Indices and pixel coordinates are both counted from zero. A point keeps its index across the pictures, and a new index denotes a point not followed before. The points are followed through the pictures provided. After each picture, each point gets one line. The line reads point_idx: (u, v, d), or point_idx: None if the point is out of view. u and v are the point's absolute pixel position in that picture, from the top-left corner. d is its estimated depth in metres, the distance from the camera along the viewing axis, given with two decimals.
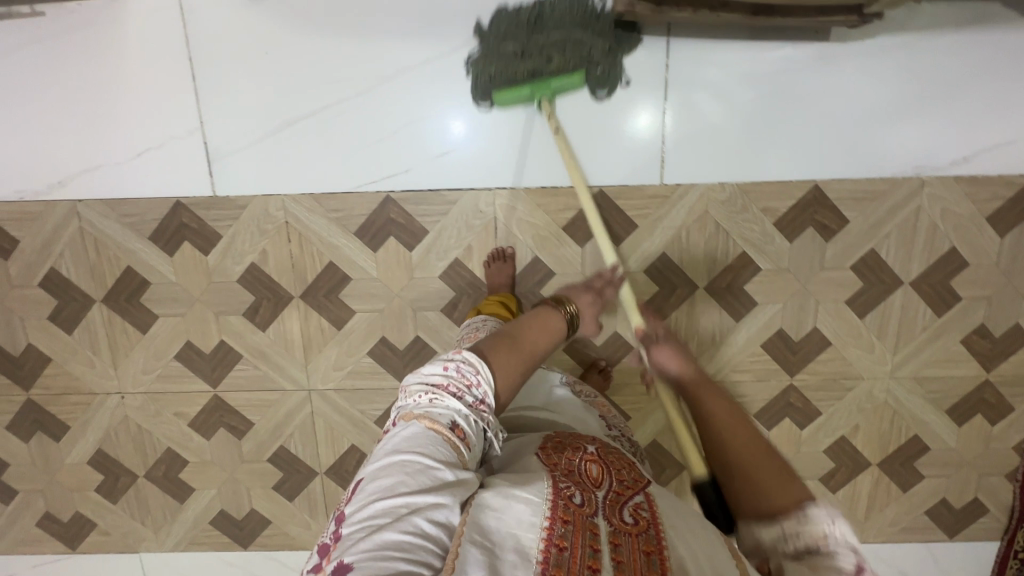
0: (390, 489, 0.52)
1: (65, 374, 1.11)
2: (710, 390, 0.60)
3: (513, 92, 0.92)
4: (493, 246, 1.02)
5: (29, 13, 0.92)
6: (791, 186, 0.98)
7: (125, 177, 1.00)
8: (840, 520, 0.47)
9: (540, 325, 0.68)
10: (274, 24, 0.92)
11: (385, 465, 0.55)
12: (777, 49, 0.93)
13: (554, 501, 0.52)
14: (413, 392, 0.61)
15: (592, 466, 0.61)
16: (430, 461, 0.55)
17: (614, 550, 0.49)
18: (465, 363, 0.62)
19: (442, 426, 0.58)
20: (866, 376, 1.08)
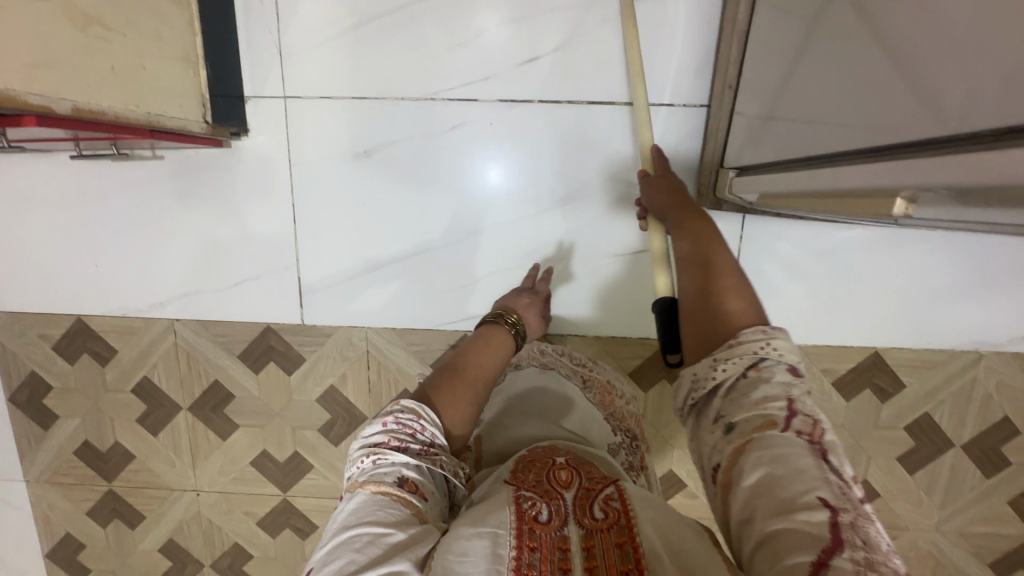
0: (339, 572, 0.50)
1: (146, 470, 1.18)
2: (687, 219, 0.65)
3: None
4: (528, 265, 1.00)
5: (150, 155, 1.00)
6: (851, 351, 1.03)
7: (223, 303, 1.06)
8: (773, 340, 0.52)
9: (487, 347, 0.72)
10: (370, 178, 0.99)
11: (332, 547, 0.52)
12: (849, 230, 0.97)
13: (519, 527, 0.51)
14: (356, 458, 0.60)
15: (561, 471, 0.60)
16: (378, 529, 0.53)
17: (587, 557, 0.49)
18: (403, 413, 0.61)
19: (388, 486, 0.57)
20: (912, 527, 1.11)
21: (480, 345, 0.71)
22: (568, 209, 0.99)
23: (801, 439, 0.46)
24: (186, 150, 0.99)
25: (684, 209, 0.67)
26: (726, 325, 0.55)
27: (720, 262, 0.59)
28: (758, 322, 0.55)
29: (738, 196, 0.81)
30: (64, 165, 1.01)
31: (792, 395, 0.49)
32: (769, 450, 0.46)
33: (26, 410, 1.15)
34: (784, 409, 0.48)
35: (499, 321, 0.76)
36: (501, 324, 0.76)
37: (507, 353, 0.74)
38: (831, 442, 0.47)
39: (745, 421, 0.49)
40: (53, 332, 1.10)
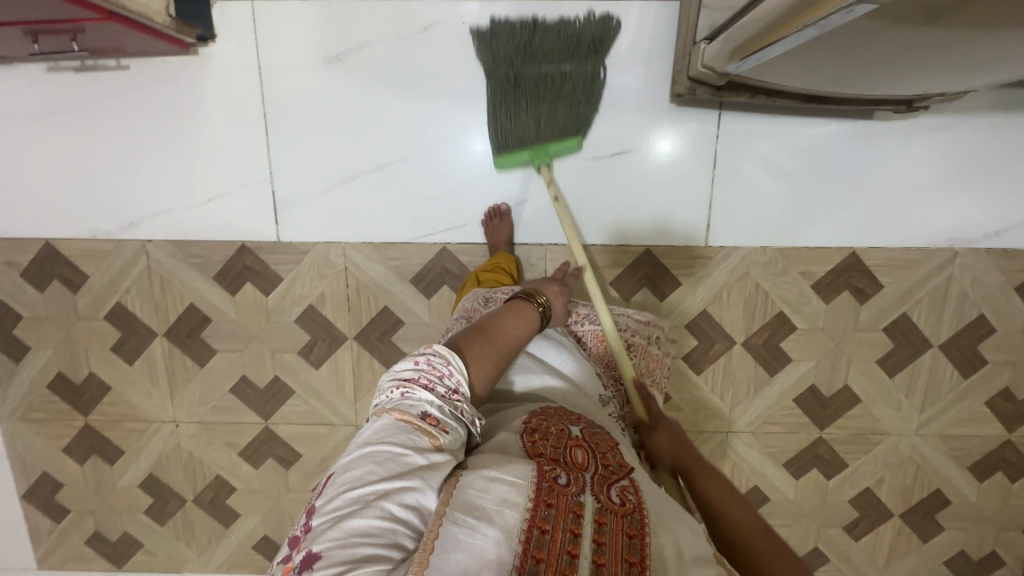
0: (359, 479, 0.52)
1: (122, 403, 1.15)
2: (709, 475, 0.65)
3: (513, 158, 0.96)
4: (490, 204, 1.02)
5: (115, 67, 0.98)
6: (829, 253, 1.03)
7: (197, 221, 1.04)
8: None
9: (514, 317, 0.75)
10: (345, 84, 0.97)
11: (354, 457, 0.55)
12: (824, 124, 0.98)
13: (538, 483, 0.53)
14: (385, 388, 0.62)
15: (577, 451, 0.61)
16: (399, 449, 0.55)
17: (597, 530, 0.50)
18: (435, 356, 0.64)
19: (413, 417, 0.58)
20: (893, 433, 1.13)
21: (511, 315, 0.75)
22: None
23: None
24: (153, 59, 0.97)
25: (702, 465, 0.67)
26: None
27: (752, 515, 0.58)
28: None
29: (711, 69, 0.78)
30: (26, 79, 0.98)
31: None
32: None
33: None
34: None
35: (530, 299, 0.78)
36: (530, 302, 0.79)
37: (532, 329, 0.77)
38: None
39: None
40: (21, 258, 1.07)
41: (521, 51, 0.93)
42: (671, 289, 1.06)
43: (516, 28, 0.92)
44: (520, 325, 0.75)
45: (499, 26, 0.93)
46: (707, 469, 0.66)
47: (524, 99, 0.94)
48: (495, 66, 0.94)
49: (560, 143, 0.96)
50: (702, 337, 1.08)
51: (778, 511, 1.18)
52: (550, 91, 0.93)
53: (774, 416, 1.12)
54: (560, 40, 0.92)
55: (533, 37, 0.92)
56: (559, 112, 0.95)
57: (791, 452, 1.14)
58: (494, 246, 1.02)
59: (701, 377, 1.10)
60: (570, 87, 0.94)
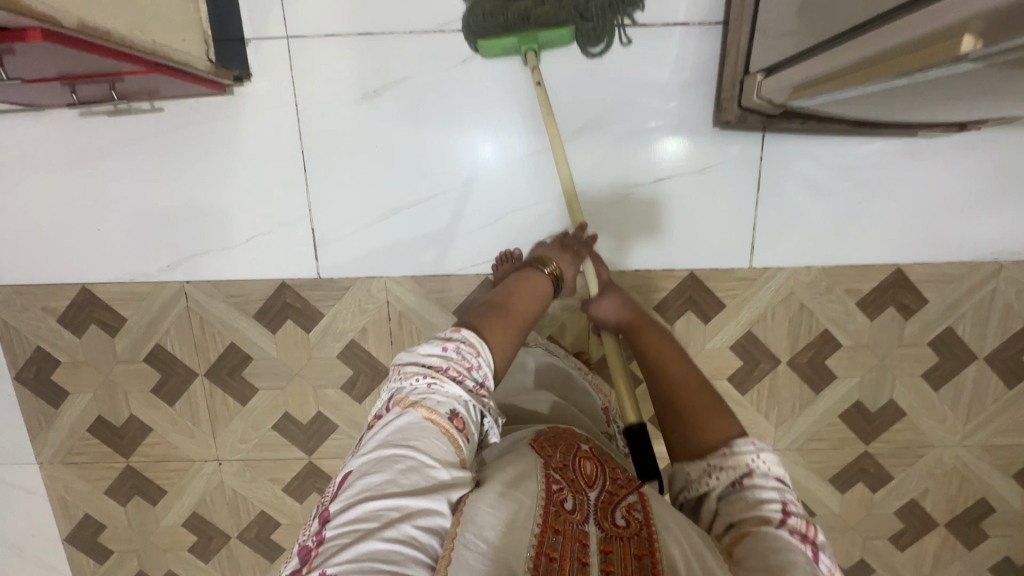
0: (380, 488, 0.50)
1: (164, 443, 1.14)
2: (655, 333, 0.74)
3: (499, 39, 0.89)
4: (501, 249, 1.02)
5: (149, 108, 0.96)
6: (874, 270, 1.03)
7: (234, 261, 1.03)
8: (764, 454, 0.59)
9: (528, 287, 0.74)
10: (382, 118, 0.96)
11: (375, 460, 0.53)
12: (867, 144, 0.97)
13: (546, 508, 0.52)
14: (411, 375, 0.59)
15: (586, 463, 0.61)
16: (423, 459, 0.53)
17: (604, 560, 0.50)
18: (465, 345, 0.61)
19: (440, 416, 0.56)
20: (938, 444, 1.13)
21: (523, 288, 0.74)
22: (583, 140, 0.97)
23: (795, 537, 0.51)
24: (186, 99, 0.95)
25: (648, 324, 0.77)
26: (713, 436, 0.62)
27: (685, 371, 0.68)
28: (744, 434, 0.62)
29: (767, 100, 0.78)
30: (57, 124, 0.96)
31: (785, 496, 0.56)
32: (759, 531, 0.52)
33: (34, 388, 1.11)
34: (777, 509, 0.54)
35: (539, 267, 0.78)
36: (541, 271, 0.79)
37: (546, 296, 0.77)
38: (821, 544, 0.51)
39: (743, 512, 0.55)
40: (59, 304, 1.06)
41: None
42: (715, 311, 1.05)
43: None
44: (534, 295, 0.74)
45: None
46: (654, 330, 0.75)
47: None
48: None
49: (552, 29, 0.88)
50: (746, 357, 1.08)
51: (824, 525, 1.18)
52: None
53: (819, 432, 1.12)
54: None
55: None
56: (559, 12, 0.88)
57: (837, 467, 1.15)
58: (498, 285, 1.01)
59: (746, 396, 1.10)
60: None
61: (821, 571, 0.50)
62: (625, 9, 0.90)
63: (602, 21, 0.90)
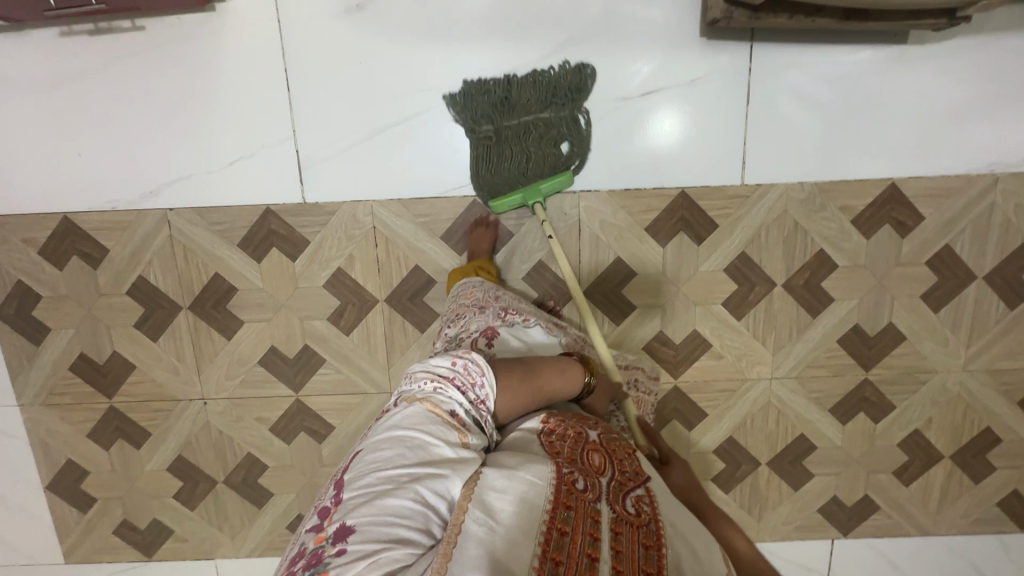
0: (391, 460, 0.55)
1: (148, 381, 1.12)
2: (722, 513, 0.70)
3: (507, 200, 0.98)
4: (464, 207, 1.02)
5: (130, 28, 0.95)
6: (868, 186, 1.01)
7: (217, 186, 1.02)
8: None
9: (563, 371, 0.75)
10: (366, 34, 0.95)
11: (386, 438, 0.58)
12: (857, 51, 0.95)
13: (558, 486, 0.55)
14: (419, 378, 0.64)
15: (594, 454, 0.65)
16: (430, 439, 0.58)
17: (614, 539, 0.52)
18: (472, 362, 0.66)
19: (443, 411, 0.61)
20: (940, 370, 1.10)
21: (562, 369, 0.76)
22: (569, 53, 0.96)
23: None
24: (167, 17, 0.94)
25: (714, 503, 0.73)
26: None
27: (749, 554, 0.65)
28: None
29: None
30: (37, 45, 0.96)
31: None
32: None
33: (15, 324, 1.09)
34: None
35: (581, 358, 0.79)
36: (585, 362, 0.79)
37: (573, 392, 0.76)
38: None
39: None
40: (39, 234, 1.04)
41: (498, 107, 0.97)
42: (707, 232, 1.03)
43: (490, 88, 0.96)
44: (565, 381, 0.75)
45: (467, 86, 0.97)
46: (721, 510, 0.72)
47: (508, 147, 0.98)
48: (478, 148, 0.98)
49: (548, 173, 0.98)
50: (741, 281, 1.06)
51: (825, 459, 1.15)
52: (530, 137, 0.97)
53: (817, 359, 1.10)
54: (536, 90, 0.96)
55: (508, 91, 0.96)
56: (550, 159, 0.98)
57: (837, 396, 1.12)
58: (472, 251, 1.03)
59: (742, 322, 1.08)
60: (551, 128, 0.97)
61: None
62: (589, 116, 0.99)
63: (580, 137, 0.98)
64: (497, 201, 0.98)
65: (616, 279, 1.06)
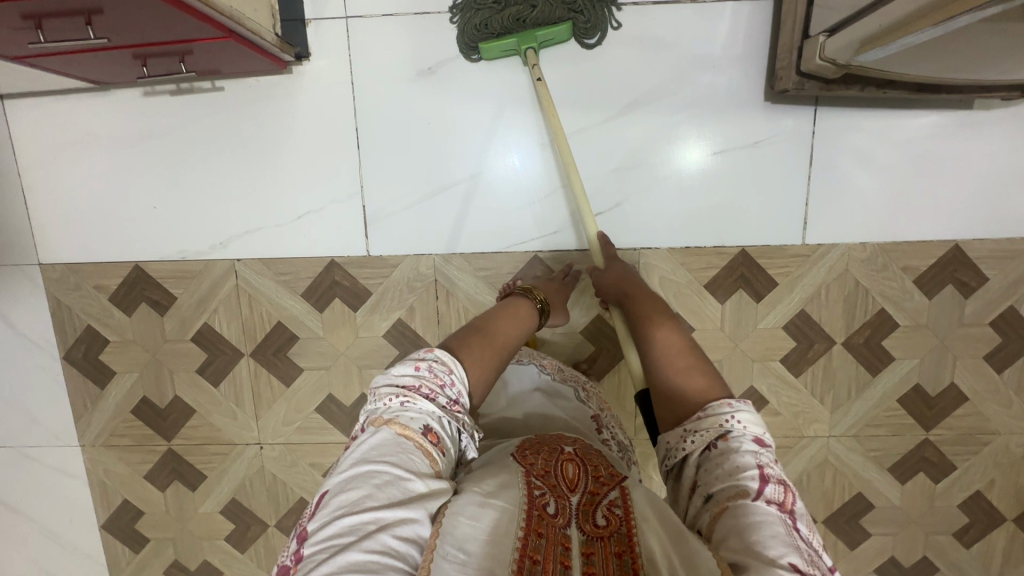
0: (355, 504, 0.50)
1: (207, 425, 1.14)
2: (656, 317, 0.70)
3: (499, 41, 0.91)
4: (504, 279, 1.04)
5: (210, 88, 0.99)
6: (930, 247, 1.01)
7: (285, 238, 1.04)
8: (743, 415, 0.58)
9: (510, 316, 0.74)
10: (436, 94, 0.98)
11: (350, 477, 0.52)
12: (923, 116, 0.96)
13: (526, 511, 0.52)
14: (384, 394, 0.59)
15: (568, 466, 0.60)
16: (398, 472, 0.53)
17: (587, 562, 0.49)
18: (437, 362, 0.62)
19: (413, 432, 0.56)
20: (1003, 431, 1.08)
21: (511, 313, 0.76)
22: (634, 116, 0.98)
23: (772, 508, 0.50)
24: (246, 79, 0.98)
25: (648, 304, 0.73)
26: (692, 402, 0.62)
27: (673, 342, 0.66)
28: (723, 396, 0.61)
29: (830, 61, 0.77)
30: (121, 103, 1.00)
31: (763, 464, 0.54)
32: (737, 509, 0.50)
33: (81, 368, 1.12)
34: (754, 477, 0.52)
35: (527, 295, 0.80)
36: (529, 300, 0.80)
37: (531, 326, 0.78)
38: (799, 512, 0.51)
39: (720, 493, 0.53)
40: (111, 282, 1.07)
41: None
42: (766, 289, 1.03)
43: None
44: (521, 323, 0.75)
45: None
46: (659, 313, 0.71)
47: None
48: None
49: (550, 27, 0.91)
50: (800, 338, 1.05)
51: (882, 518, 1.13)
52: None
53: (876, 417, 1.09)
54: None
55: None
56: (553, 9, 0.91)
57: (896, 456, 1.10)
58: None
59: (800, 379, 1.07)
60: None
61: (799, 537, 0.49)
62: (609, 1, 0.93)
63: (593, 15, 0.92)
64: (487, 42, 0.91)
65: None
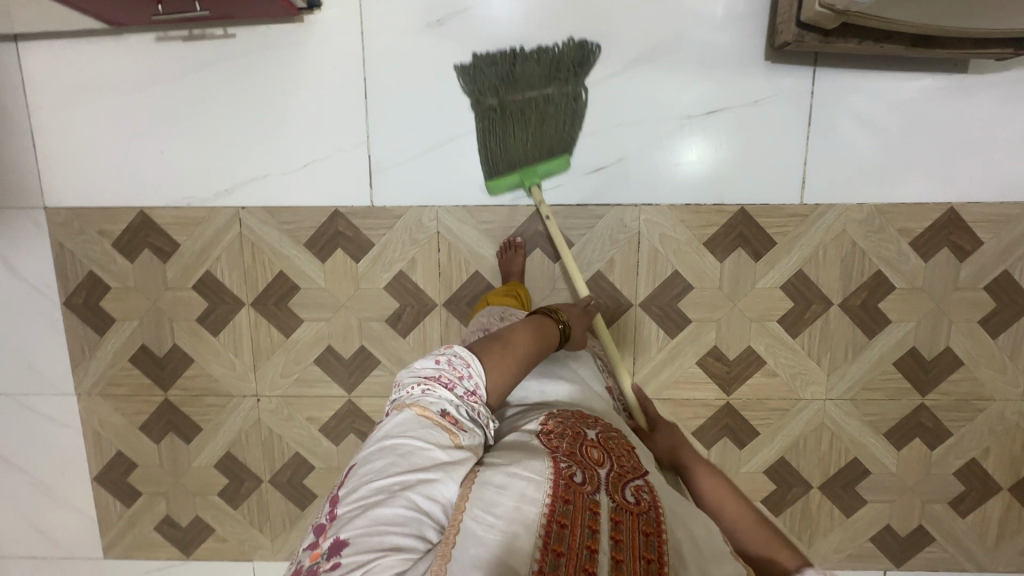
0: (382, 470, 0.54)
1: (204, 376, 1.13)
2: (709, 470, 0.69)
3: (505, 179, 1.01)
4: (505, 237, 1.06)
5: (222, 35, 1.00)
6: (926, 209, 1.02)
7: (289, 187, 1.05)
8: None
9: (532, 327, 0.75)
10: (444, 47, 1.00)
11: (376, 448, 0.56)
12: (919, 79, 0.98)
13: (555, 480, 0.54)
14: (406, 383, 0.62)
15: (593, 450, 0.62)
16: (421, 442, 0.57)
17: (614, 528, 0.51)
18: (456, 357, 0.65)
19: (433, 413, 0.60)
20: (998, 398, 1.09)
21: (530, 323, 0.75)
22: (637, 73, 1.00)
23: None
24: (257, 27, 1.00)
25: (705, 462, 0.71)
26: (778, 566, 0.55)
27: (736, 507, 0.62)
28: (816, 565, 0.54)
29: (829, 9, 0.78)
30: (134, 48, 1.01)
31: None
32: None
33: (81, 314, 1.12)
34: None
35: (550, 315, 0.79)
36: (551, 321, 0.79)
37: (551, 349, 0.76)
38: None
39: None
40: (115, 227, 1.08)
41: (504, 81, 0.99)
42: (765, 248, 1.05)
43: (498, 61, 0.99)
44: (542, 342, 0.74)
45: (477, 60, 0.99)
46: (710, 466, 0.70)
47: (508, 120, 1.00)
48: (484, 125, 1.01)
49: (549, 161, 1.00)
50: (798, 299, 1.06)
51: (878, 485, 1.13)
52: (528, 105, 0.99)
53: (872, 381, 1.09)
54: (541, 67, 0.98)
55: (516, 66, 0.98)
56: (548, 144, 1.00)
57: (892, 421, 1.11)
58: (505, 274, 1.05)
59: (798, 340, 1.08)
60: (551, 103, 0.99)
61: None
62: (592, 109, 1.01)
63: (579, 118, 1.01)
64: (494, 180, 1.01)
65: (672, 292, 1.07)
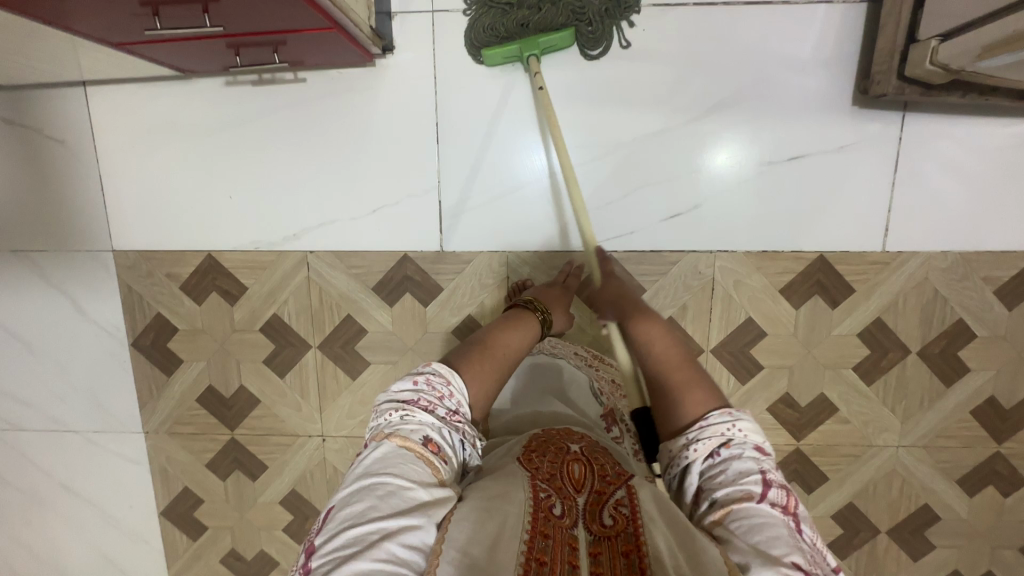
0: (361, 515, 0.51)
1: (271, 416, 1.14)
2: (643, 318, 0.73)
3: (501, 48, 0.92)
4: (514, 279, 1.04)
5: (292, 79, 0.99)
6: (1014, 258, 0.99)
7: (359, 231, 1.04)
8: (738, 425, 0.60)
9: (510, 327, 0.75)
10: (519, 87, 0.97)
11: (355, 490, 0.53)
12: (1014, 124, 0.94)
13: (534, 513, 0.53)
14: (384, 410, 0.60)
15: (574, 466, 0.62)
16: (402, 482, 0.54)
17: (594, 562, 0.51)
18: (435, 376, 0.63)
19: (414, 443, 0.57)
20: None
21: (509, 325, 0.76)
22: (717, 117, 0.97)
23: (775, 510, 0.53)
24: (329, 71, 0.98)
25: (640, 310, 0.75)
26: (693, 410, 0.64)
27: (665, 352, 0.68)
28: (723, 404, 0.64)
29: (942, 66, 0.76)
30: (203, 93, 1.00)
31: (764, 470, 0.57)
32: (738, 511, 0.53)
33: (149, 355, 1.12)
34: (757, 482, 0.55)
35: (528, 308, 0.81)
36: (531, 312, 0.81)
37: (532, 341, 0.78)
38: (802, 516, 0.54)
39: (723, 501, 0.56)
40: (183, 270, 1.07)
41: None
42: (842, 296, 1.02)
43: None
44: (521, 342, 0.75)
45: None
46: (644, 314, 0.74)
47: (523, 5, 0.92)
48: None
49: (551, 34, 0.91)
50: (875, 347, 1.04)
51: (948, 531, 1.12)
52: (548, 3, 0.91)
53: (948, 429, 1.07)
54: None
55: None
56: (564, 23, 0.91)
57: (966, 468, 1.09)
58: None
59: (873, 388, 1.06)
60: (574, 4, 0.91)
61: (803, 539, 0.52)
62: (622, 13, 0.93)
63: (601, 26, 0.93)
64: (490, 50, 0.92)
65: (745, 338, 1.05)
